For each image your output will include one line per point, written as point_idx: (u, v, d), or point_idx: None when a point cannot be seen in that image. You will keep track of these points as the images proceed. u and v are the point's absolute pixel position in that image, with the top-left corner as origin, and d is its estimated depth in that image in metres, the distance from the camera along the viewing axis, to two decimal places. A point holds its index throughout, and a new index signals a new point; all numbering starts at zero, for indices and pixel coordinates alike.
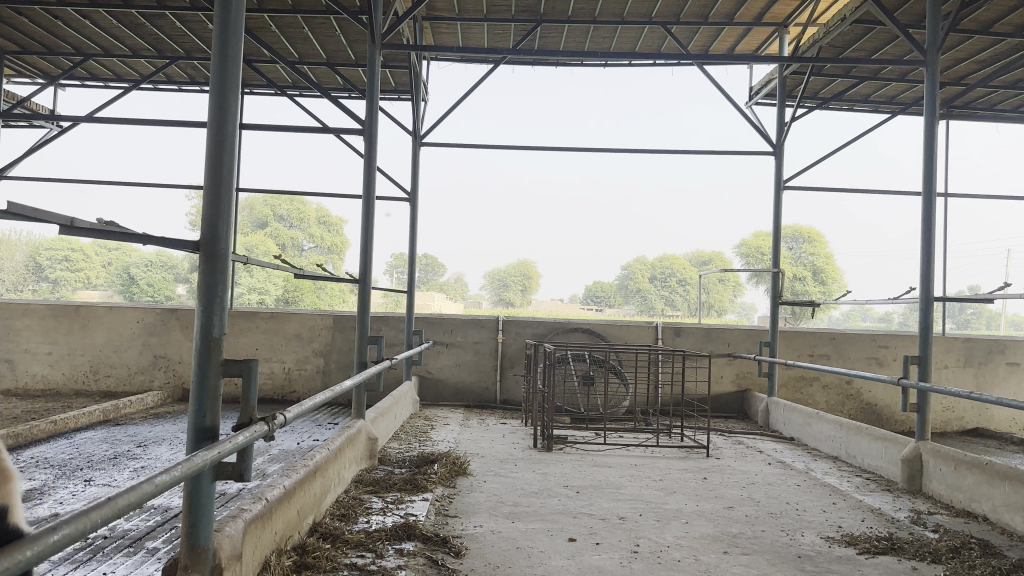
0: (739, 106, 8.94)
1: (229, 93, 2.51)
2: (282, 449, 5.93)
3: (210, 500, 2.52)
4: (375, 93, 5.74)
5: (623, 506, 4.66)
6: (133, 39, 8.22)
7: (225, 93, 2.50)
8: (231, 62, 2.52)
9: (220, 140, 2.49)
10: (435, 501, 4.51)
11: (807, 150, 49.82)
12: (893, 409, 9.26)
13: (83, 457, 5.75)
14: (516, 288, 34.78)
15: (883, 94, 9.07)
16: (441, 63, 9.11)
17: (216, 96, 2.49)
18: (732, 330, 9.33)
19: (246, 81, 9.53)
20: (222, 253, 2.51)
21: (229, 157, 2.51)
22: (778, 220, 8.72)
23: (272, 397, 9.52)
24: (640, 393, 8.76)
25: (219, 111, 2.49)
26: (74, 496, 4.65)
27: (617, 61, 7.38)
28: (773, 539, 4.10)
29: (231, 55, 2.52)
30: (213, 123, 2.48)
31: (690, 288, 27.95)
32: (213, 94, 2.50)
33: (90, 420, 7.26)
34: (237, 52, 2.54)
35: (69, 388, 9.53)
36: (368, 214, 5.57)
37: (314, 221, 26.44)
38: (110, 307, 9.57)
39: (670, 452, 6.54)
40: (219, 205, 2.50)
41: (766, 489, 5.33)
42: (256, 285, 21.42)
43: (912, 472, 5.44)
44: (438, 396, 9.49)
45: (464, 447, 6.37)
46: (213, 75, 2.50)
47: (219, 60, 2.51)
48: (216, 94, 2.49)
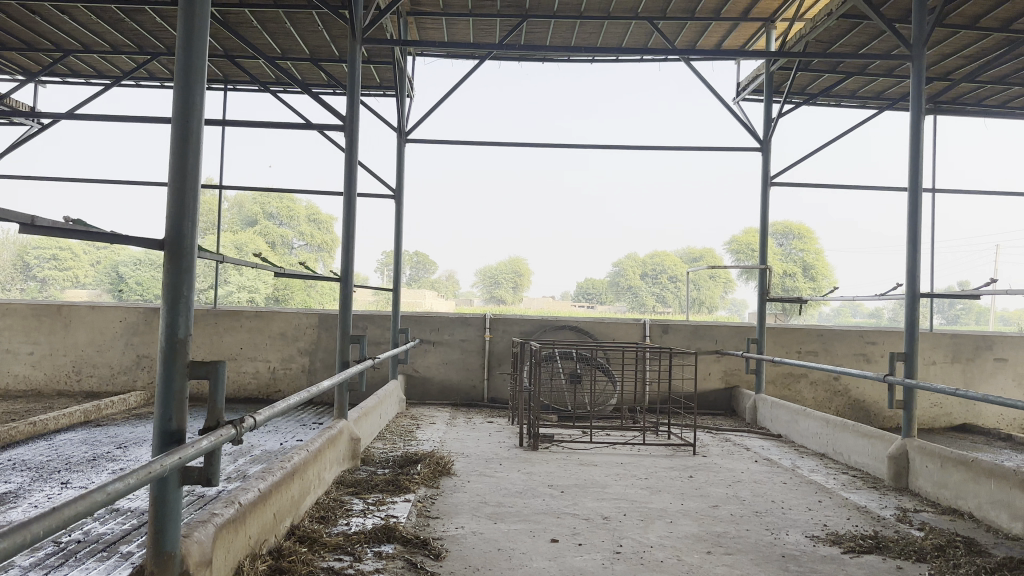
0: (727, 101, 8.90)
1: (195, 89, 2.48)
2: (264, 450, 5.86)
3: (177, 505, 2.46)
4: (357, 88, 5.68)
5: (607, 505, 4.61)
6: (113, 35, 8.12)
7: (190, 91, 2.47)
8: (197, 59, 2.49)
9: (185, 137, 2.46)
10: (417, 503, 4.45)
11: (798, 146, 49.81)
12: (881, 406, 9.25)
13: (60, 459, 5.66)
14: (507, 285, 34.69)
15: (870, 90, 9.06)
16: (427, 59, 9.03)
17: (181, 92, 2.46)
18: (720, 327, 9.29)
19: (229, 76, 9.43)
20: (188, 250, 2.46)
21: (195, 153, 2.48)
22: (766, 217, 8.68)
23: (257, 396, 9.44)
24: (628, 391, 8.71)
25: (185, 109, 2.46)
26: (49, 499, 4.57)
27: (603, 56, 7.32)
28: (758, 539, 4.06)
29: (196, 53, 2.49)
30: (177, 121, 2.45)
31: (681, 284, 27.94)
32: (178, 91, 2.46)
33: (70, 420, 7.17)
34: (201, 50, 2.51)
35: (51, 389, 9.42)
36: (349, 211, 5.51)
37: (304, 218, 26.23)
38: (92, 306, 9.46)
39: (657, 451, 6.49)
40: (185, 204, 2.45)
41: (752, 486, 5.29)
42: (245, 283, 21.24)
43: (899, 468, 5.41)
44: (425, 394, 9.43)
45: (449, 446, 6.31)
46: (177, 73, 2.47)
47: (183, 57, 2.47)
48: (180, 92, 2.46)
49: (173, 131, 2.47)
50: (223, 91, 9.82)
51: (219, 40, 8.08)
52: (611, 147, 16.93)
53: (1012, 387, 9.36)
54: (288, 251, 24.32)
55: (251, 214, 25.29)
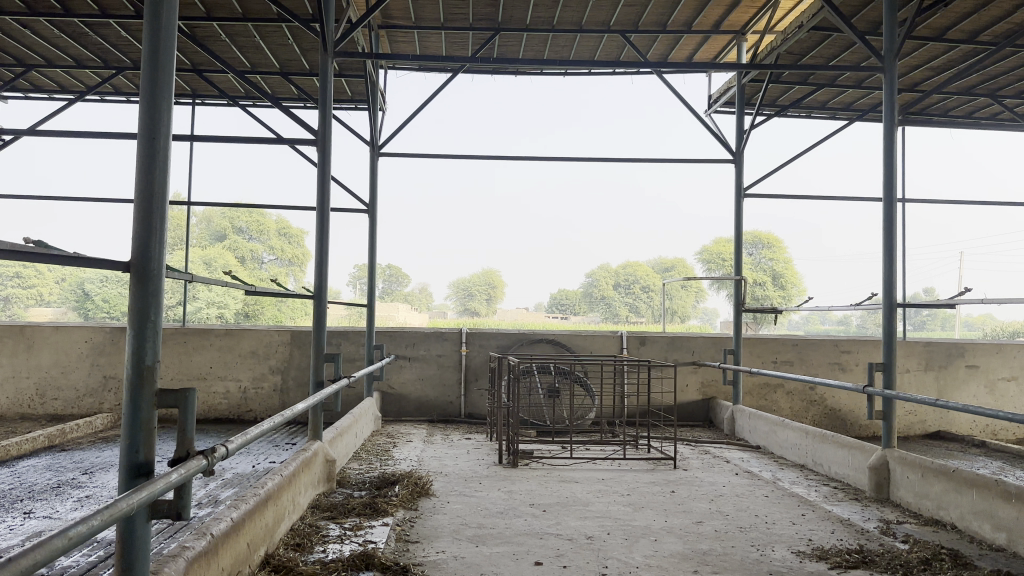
0: (699, 114, 8.92)
1: (163, 106, 2.38)
2: (237, 473, 5.70)
3: (146, 540, 2.33)
4: (328, 102, 5.57)
5: (590, 524, 4.53)
6: (76, 49, 7.93)
7: (157, 109, 2.37)
8: (164, 73, 2.39)
9: (152, 154, 2.36)
10: (396, 526, 4.34)
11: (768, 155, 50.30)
12: (857, 415, 9.27)
13: (23, 487, 5.46)
14: (480, 297, 34.51)
15: (840, 100, 9.13)
16: (398, 72, 8.95)
17: (147, 110, 2.36)
18: (696, 338, 9.29)
19: (196, 91, 9.27)
20: (155, 274, 2.35)
21: (162, 170, 2.38)
22: (739, 228, 8.68)
23: (228, 417, 9.24)
24: (606, 405, 8.65)
25: (150, 128, 2.36)
26: (12, 531, 4.38)
27: (576, 69, 7.27)
28: (744, 556, 4.00)
29: (163, 70, 2.39)
30: (143, 139, 2.36)
31: (653, 295, 28.01)
32: (144, 108, 2.36)
33: (33, 445, 6.95)
34: (169, 65, 2.41)
35: (13, 413, 9.14)
36: (322, 226, 5.39)
37: (274, 233, 25.89)
38: (56, 327, 9.21)
39: (637, 465, 6.43)
40: (152, 224, 2.34)
41: (735, 501, 5.25)
42: (215, 299, 20.88)
43: (879, 480, 5.40)
44: (401, 411, 9.29)
45: (426, 465, 6.19)
46: (144, 89, 2.36)
47: (149, 74, 2.37)
48: (147, 109, 2.35)
49: (138, 147, 2.37)
50: (190, 105, 9.65)
51: (186, 55, 7.93)
52: (580, 158, 16.93)
53: (985, 394, 9.45)
54: (258, 266, 24.02)
55: (220, 229, 24.93)
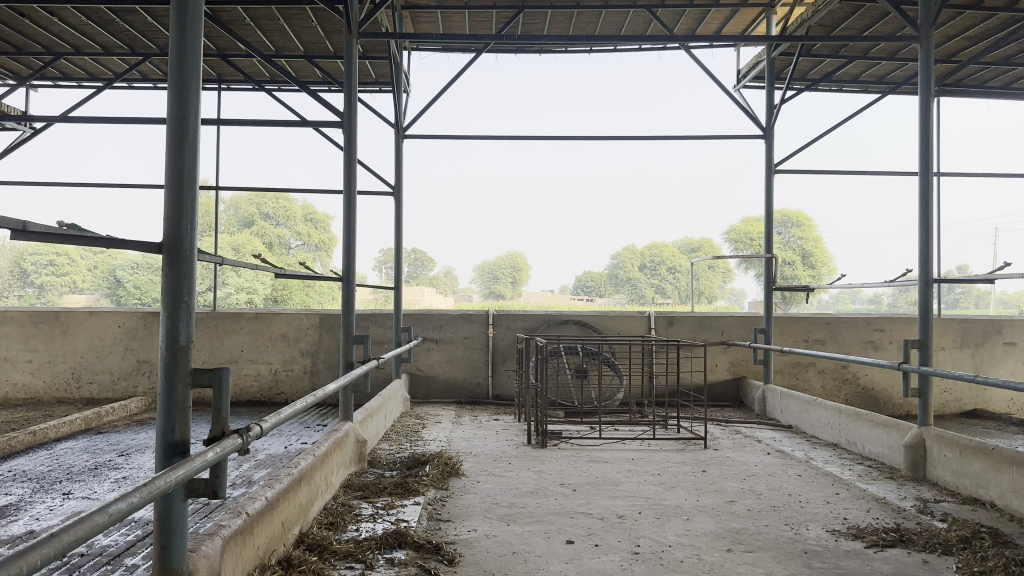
0: (728, 89, 8.81)
1: (191, 87, 2.37)
2: (270, 454, 5.76)
3: (183, 520, 2.35)
4: (354, 84, 5.55)
5: (620, 503, 4.51)
6: (104, 36, 7.99)
7: (187, 93, 2.36)
8: (190, 54, 2.38)
9: (181, 138, 2.36)
10: (428, 505, 4.36)
11: (798, 133, 49.48)
12: (890, 394, 9.15)
13: (62, 469, 5.56)
14: (506, 280, 34.48)
15: (872, 74, 8.95)
16: (422, 53, 8.91)
17: (176, 93, 2.35)
18: (725, 318, 9.21)
19: (223, 76, 9.32)
20: (187, 254, 2.36)
21: (191, 151, 2.37)
22: (770, 204, 8.56)
23: (259, 399, 9.34)
24: (634, 385, 8.60)
25: (179, 112, 2.35)
26: (52, 511, 4.46)
27: (602, 44, 7.18)
28: (778, 534, 3.97)
29: (190, 54, 2.38)
30: (172, 124, 2.35)
31: (680, 275, 27.83)
32: (173, 92, 2.36)
33: (71, 428, 7.07)
34: (196, 47, 2.40)
35: (50, 397, 9.31)
36: (349, 208, 5.39)
37: (301, 218, 25.98)
38: (90, 312, 9.35)
39: (667, 445, 6.39)
40: (182, 203, 2.35)
41: (766, 480, 5.21)
42: (244, 284, 21.05)
43: (916, 458, 5.32)
44: (429, 393, 9.33)
45: (456, 445, 6.21)
46: (171, 71, 2.36)
47: (176, 55, 2.36)
48: (175, 95, 2.35)
49: (167, 130, 2.37)
50: (217, 91, 9.69)
51: (212, 40, 7.96)
52: (608, 137, 16.75)
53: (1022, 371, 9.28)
54: (286, 251, 24.13)
55: (247, 215, 25.16)
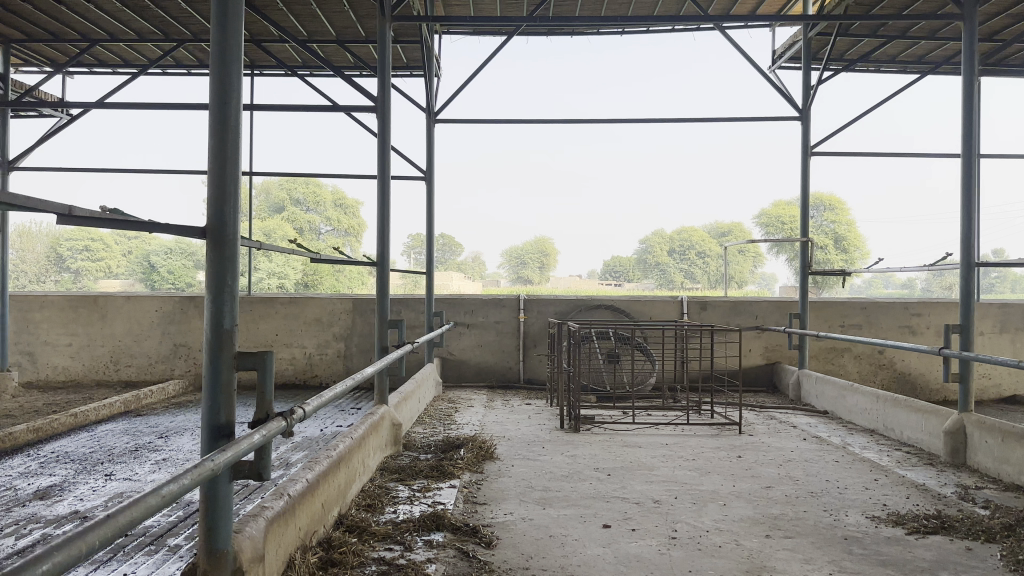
0: (763, 70, 8.68)
1: (231, 73, 2.38)
2: (306, 437, 5.83)
3: (228, 502, 2.39)
4: (387, 67, 5.53)
5: (656, 488, 4.50)
6: (138, 22, 8.05)
7: (227, 84, 2.37)
8: (232, 42, 2.38)
9: (223, 128, 2.36)
10: (463, 487, 4.38)
11: (832, 114, 48.66)
12: (927, 379, 9.03)
13: (104, 450, 5.67)
14: (534, 265, 34.38)
15: (911, 54, 8.77)
16: (453, 37, 8.88)
17: (217, 82, 2.36)
18: (760, 302, 9.12)
19: (256, 62, 9.38)
20: (231, 239, 2.38)
21: (234, 138, 2.39)
22: (806, 186, 8.44)
23: (294, 382, 9.45)
24: (666, 369, 8.55)
25: (221, 102, 2.36)
26: (95, 491, 4.55)
27: (636, 25, 7.10)
28: (816, 520, 3.93)
29: (231, 41, 2.38)
30: (214, 113, 2.36)
31: (710, 260, 27.61)
32: (214, 82, 2.37)
33: (110, 411, 7.20)
34: (237, 34, 2.41)
35: (90, 379, 9.50)
36: (383, 191, 5.38)
37: (332, 203, 26.11)
38: (128, 297, 9.50)
39: (701, 430, 6.35)
40: (226, 190, 2.37)
41: (803, 465, 5.16)
42: (276, 269, 21.27)
43: (956, 445, 5.24)
44: (461, 376, 9.37)
45: (489, 429, 6.23)
46: (212, 60, 2.37)
47: (217, 42, 2.37)
48: (216, 83, 2.36)
49: (210, 118, 2.37)
50: (250, 76, 9.74)
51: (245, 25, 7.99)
52: (640, 119, 16.57)
53: None
54: (316, 236, 24.30)
55: (278, 201, 25.41)
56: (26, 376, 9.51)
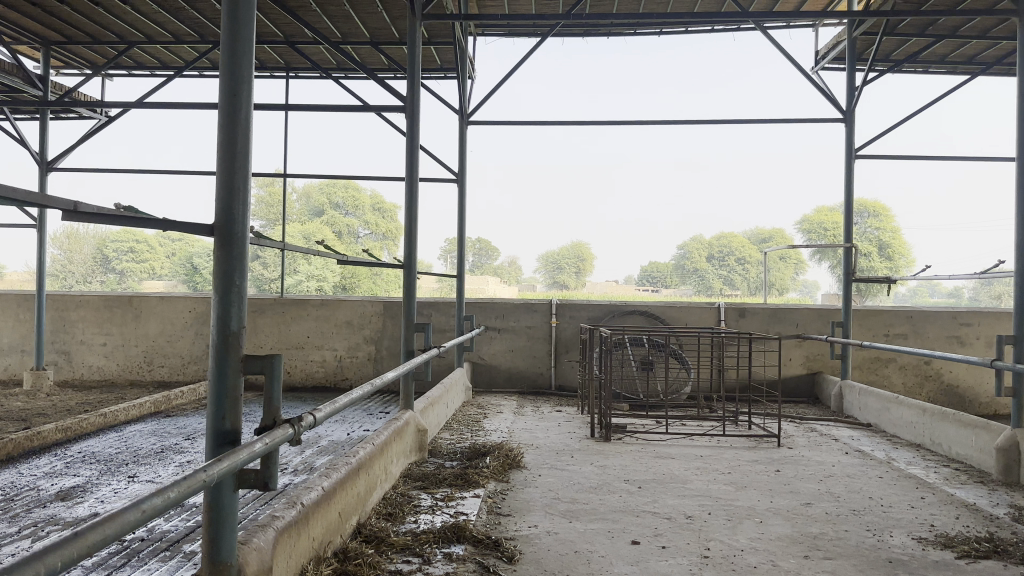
0: (806, 71, 8.44)
1: (242, 71, 2.28)
2: (331, 442, 5.74)
3: (234, 513, 2.28)
4: (417, 68, 5.42)
5: (688, 503, 4.31)
6: (174, 24, 8.09)
7: (238, 80, 2.27)
8: (244, 36, 2.28)
9: (233, 126, 2.26)
10: (487, 498, 4.23)
11: (882, 116, 47.20)
12: (976, 392, 8.66)
13: (130, 451, 5.64)
14: (570, 270, 33.94)
15: (962, 54, 8.43)
16: (488, 38, 8.78)
17: (228, 79, 2.26)
18: (800, 310, 8.87)
19: (292, 64, 9.38)
20: (239, 238, 2.27)
21: (244, 139, 2.28)
22: (849, 191, 8.15)
23: (324, 385, 9.41)
24: (703, 378, 8.30)
25: (231, 96, 2.26)
26: (116, 494, 4.50)
27: (676, 20, 6.93)
28: (858, 540, 3.72)
29: (242, 37, 2.29)
30: (224, 118, 2.26)
31: (750, 266, 26.89)
32: (224, 82, 2.26)
33: (141, 411, 7.21)
34: (249, 30, 2.30)
35: (124, 379, 9.57)
36: (411, 192, 5.26)
37: (369, 207, 26.10)
38: (161, 297, 9.54)
39: (738, 442, 6.13)
40: (235, 186, 2.26)
41: (845, 481, 4.93)
42: (314, 272, 21.37)
43: (1008, 462, 4.95)
44: (491, 382, 9.25)
45: (517, 437, 6.08)
46: (223, 57, 2.27)
47: (229, 38, 2.27)
48: (227, 78, 2.26)
49: (219, 115, 2.28)
50: (284, 78, 9.75)
51: (280, 26, 7.97)
52: (683, 119, 16.15)
53: None
54: (354, 239, 24.35)
55: (318, 205, 25.61)
56: (62, 376, 9.61)
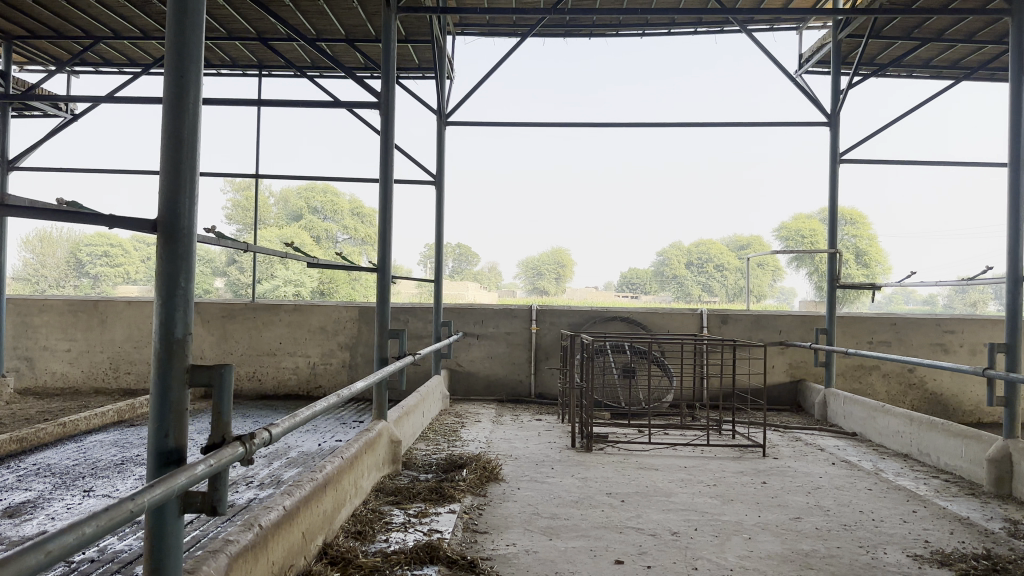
0: (790, 75, 8.35)
1: (191, 57, 2.07)
2: (301, 452, 5.51)
3: (178, 538, 2.05)
4: (391, 64, 5.19)
5: (674, 518, 4.12)
6: (142, 19, 7.80)
7: (185, 67, 2.06)
8: (191, 21, 2.07)
9: (179, 113, 2.05)
10: (463, 514, 4.02)
11: (866, 121, 47.00)
12: (960, 400, 8.56)
13: (88, 463, 5.37)
14: (550, 276, 33.65)
15: (946, 58, 8.35)
16: (467, 38, 8.60)
17: (172, 64, 2.05)
18: (782, 317, 8.74)
19: (266, 61, 9.16)
20: (186, 235, 2.05)
21: (191, 132, 2.07)
22: (833, 194, 8.02)
23: (297, 393, 9.16)
24: (685, 387, 8.14)
25: (176, 81, 2.05)
26: (68, 510, 4.23)
27: (660, 15, 6.73)
28: (851, 559, 3.54)
29: (191, 16, 2.08)
30: (168, 108, 2.04)
31: (728, 273, 26.76)
32: (169, 69, 2.05)
33: (103, 420, 6.92)
34: (198, 17, 2.09)
35: (88, 387, 9.24)
36: (386, 192, 5.04)
37: (349, 212, 25.62)
38: (128, 302, 9.23)
39: (722, 452, 5.97)
40: (180, 179, 2.04)
41: (835, 494, 4.76)
42: (292, 277, 21.08)
43: (1000, 474, 4.81)
44: (469, 390, 9.03)
45: (495, 447, 5.88)
46: (169, 36, 2.06)
47: (174, 21, 2.06)
48: (173, 63, 2.04)
49: (164, 109, 2.06)
50: (258, 77, 9.52)
51: (252, 22, 7.72)
52: (670, 121, 15.84)
53: None
54: (332, 245, 24.03)
55: (296, 209, 25.12)
56: (25, 383, 9.28)
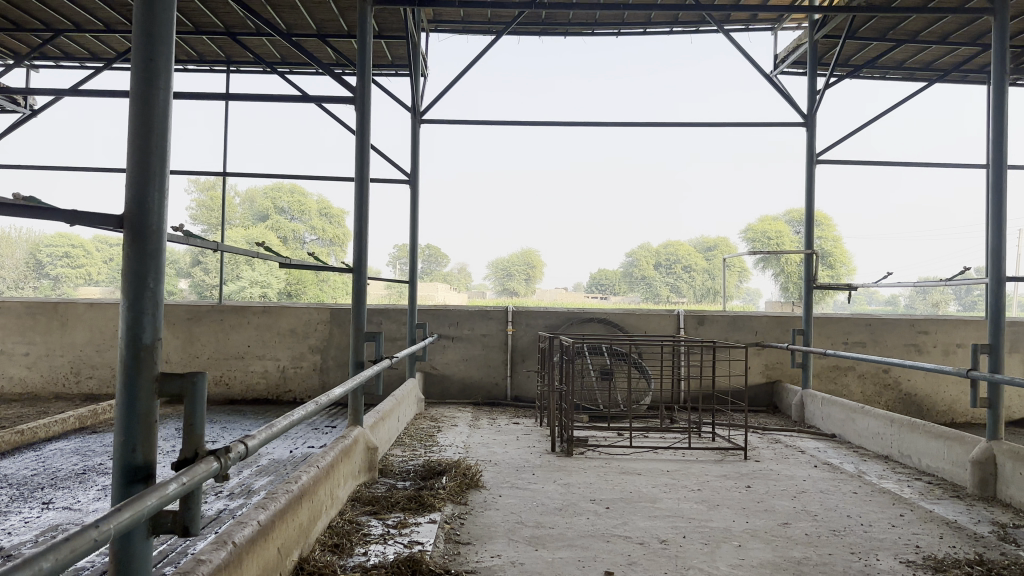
0: (766, 75, 8.33)
1: (160, 41, 1.90)
2: (272, 460, 5.31)
3: (146, 561, 1.88)
4: (367, 57, 5.02)
5: (661, 526, 4.01)
6: (104, 11, 7.51)
7: (154, 48, 1.89)
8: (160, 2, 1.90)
9: (147, 102, 1.88)
10: (444, 523, 3.88)
11: (840, 121, 47.14)
12: (934, 399, 8.60)
13: (47, 473, 5.12)
14: (520, 277, 33.29)
15: (919, 59, 8.37)
16: (441, 34, 8.42)
17: (140, 47, 1.88)
18: (759, 318, 8.71)
19: (235, 56, 8.93)
20: (155, 234, 1.89)
21: (161, 122, 1.90)
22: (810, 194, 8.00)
23: (266, 397, 8.92)
24: (663, 388, 8.06)
25: (145, 64, 1.88)
26: (26, 524, 4.01)
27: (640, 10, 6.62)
28: (844, 566, 3.46)
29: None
30: (136, 95, 1.88)
31: (696, 273, 26.67)
32: (137, 54, 1.88)
33: (64, 426, 6.65)
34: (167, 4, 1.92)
35: (48, 392, 8.92)
36: (361, 189, 4.86)
37: (317, 213, 25.25)
38: (89, 304, 8.92)
39: (704, 456, 5.89)
40: (148, 172, 1.87)
41: (820, 498, 4.69)
42: (258, 278, 20.72)
43: (985, 476, 4.78)
44: (444, 392, 8.88)
45: (474, 452, 5.74)
46: (135, 18, 1.89)
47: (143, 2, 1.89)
48: (141, 47, 1.88)
49: (130, 100, 1.89)
50: (226, 73, 9.26)
51: (219, 16, 7.49)
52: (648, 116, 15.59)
53: None
54: (300, 245, 23.50)
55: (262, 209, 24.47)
56: None
